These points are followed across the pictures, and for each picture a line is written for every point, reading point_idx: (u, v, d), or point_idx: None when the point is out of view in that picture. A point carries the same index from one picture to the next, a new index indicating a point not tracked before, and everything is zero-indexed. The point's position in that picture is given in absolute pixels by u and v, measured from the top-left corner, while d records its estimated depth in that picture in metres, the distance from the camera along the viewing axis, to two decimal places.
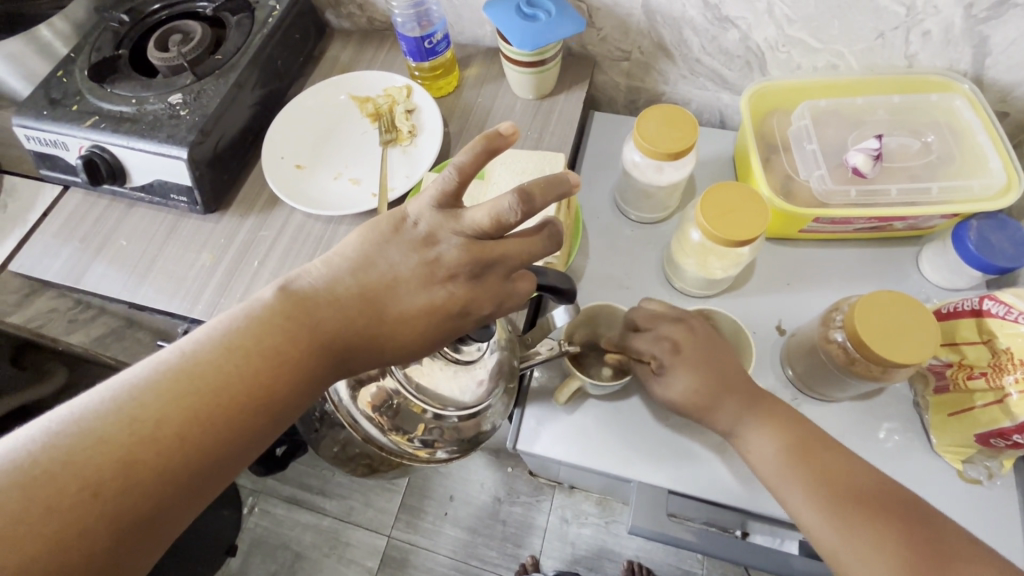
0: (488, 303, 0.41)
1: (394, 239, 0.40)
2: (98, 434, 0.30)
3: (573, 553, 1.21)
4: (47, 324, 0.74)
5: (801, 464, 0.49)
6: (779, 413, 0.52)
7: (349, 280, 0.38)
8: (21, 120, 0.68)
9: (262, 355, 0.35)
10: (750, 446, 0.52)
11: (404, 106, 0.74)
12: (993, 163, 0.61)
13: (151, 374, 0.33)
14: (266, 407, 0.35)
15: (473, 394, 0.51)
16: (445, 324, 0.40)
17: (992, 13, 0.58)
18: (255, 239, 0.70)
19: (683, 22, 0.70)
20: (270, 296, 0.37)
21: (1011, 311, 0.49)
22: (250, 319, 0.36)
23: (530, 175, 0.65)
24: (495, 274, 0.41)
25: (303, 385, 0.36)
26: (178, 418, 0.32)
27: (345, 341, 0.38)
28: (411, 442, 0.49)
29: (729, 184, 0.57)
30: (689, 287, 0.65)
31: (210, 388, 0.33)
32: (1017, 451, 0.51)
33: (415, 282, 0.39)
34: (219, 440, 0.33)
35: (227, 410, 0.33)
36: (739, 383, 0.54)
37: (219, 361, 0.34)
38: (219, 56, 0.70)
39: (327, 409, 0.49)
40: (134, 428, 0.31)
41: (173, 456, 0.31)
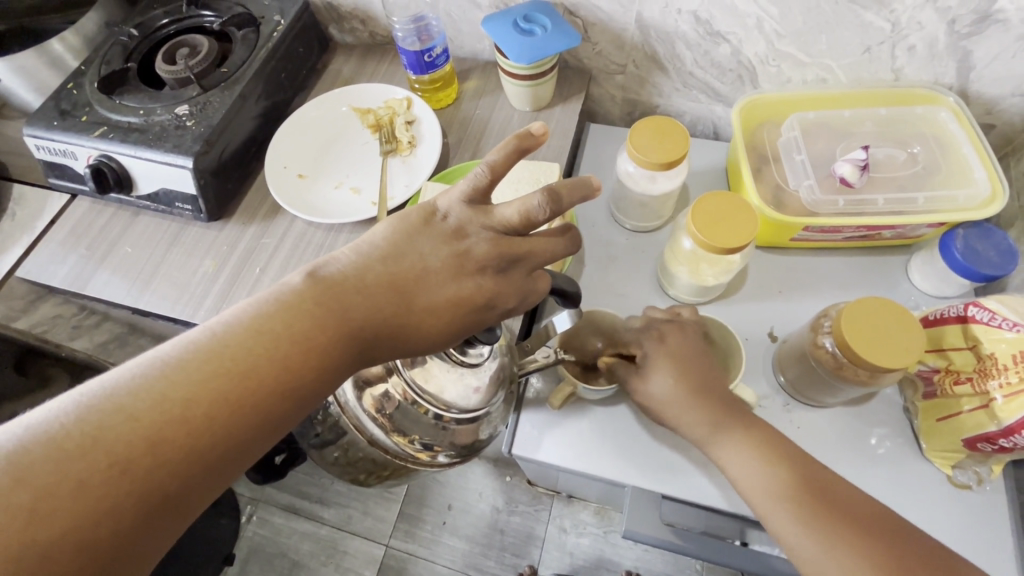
0: (512, 296, 0.44)
1: (424, 231, 0.42)
2: (131, 411, 0.31)
3: (571, 562, 1.21)
4: (52, 329, 0.80)
5: (785, 479, 0.49)
6: (757, 426, 0.53)
7: (377, 269, 0.40)
8: (32, 131, 0.70)
9: (289, 340, 0.36)
10: (725, 455, 0.52)
11: (404, 117, 0.76)
12: (978, 173, 0.63)
13: (182, 353, 0.34)
14: (292, 392, 0.36)
15: (478, 398, 0.51)
16: (469, 315, 0.42)
17: (975, 28, 0.60)
18: (257, 246, 0.71)
19: (675, 36, 0.72)
20: (298, 282, 0.38)
21: (996, 317, 0.50)
22: (279, 303, 0.37)
23: (523, 185, 0.66)
24: (519, 271, 0.44)
25: (328, 371, 0.37)
26: (206, 399, 0.33)
27: (370, 330, 0.39)
28: (413, 445, 0.49)
29: (722, 193, 0.59)
30: (682, 294, 0.66)
31: (238, 371, 0.34)
32: (1004, 456, 0.51)
33: (444, 273, 0.41)
34: (245, 422, 0.34)
35: (255, 394, 0.34)
36: (716, 390, 0.55)
37: (247, 344, 0.35)
38: (225, 68, 0.72)
39: (331, 413, 0.50)
40: (164, 407, 0.32)
41: (201, 436, 0.32)
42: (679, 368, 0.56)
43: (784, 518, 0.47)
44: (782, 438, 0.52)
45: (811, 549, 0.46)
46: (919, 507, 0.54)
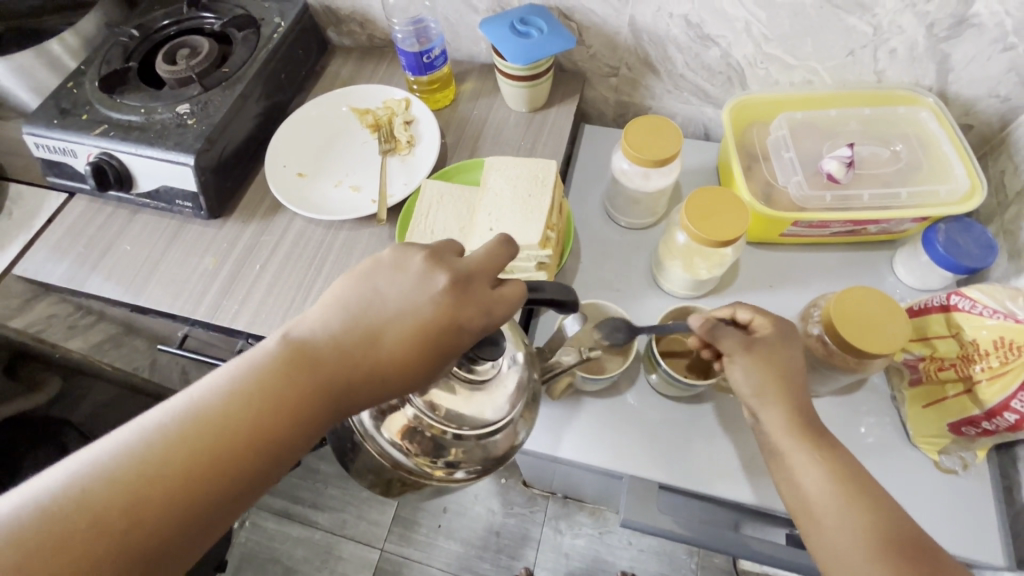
0: (474, 311, 0.41)
1: (374, 271, 0.43)
2: (111, 475, 0.33)
3: (567, 564, 1.22)
4: (47, 329, 0.81)
5: (845, 491, 0.46)
6: (835, 448, 0.49)
7: (344, 320, 0.41)
8: (32, 129, 0.70)
9: (264, 400, 0.37)
10: (795, 465, 0.49)
11: (403, 117, 0.77)
12: (958, 170, 0.63)
13: (163, 420, 0.36)
14: (268, 449, 0.37)
15: (497, 410, 0.47)
16: (437, 342, 0.41)
17: (952, 32, 0.63)
18: (257, 243, 0.72)
19: (667, 39, 0.75)
20: (273, 345, 0.39)
21: (977, 305, 0.52)
22: (255, 365, 0.38)
23: (521, 182, 0.61)
24: (477, 288, 0.43)
25: (304, 427, 0.38)
26: (183, 460, 0.34)
27: (344, 383, 0.39)
28: (436, 466, 0.45)
29: (714, 188, 0.60)
30: (676, 288, 0.68)
31: (215, 432, 0.36)
32: (988, 439, 0.53)
33: (399, 306, 0.41)
34: (223, 480, 0.35)
35: (231, 454, 0.35)
36: (800, 396, 0.51)
37: (224, 406, 0.36)
38: (226, 69, 0.73)
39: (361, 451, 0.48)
40: (143, 469, 0.33)
41: (179, 496, 0.34)
42: (758, 377, 0.51)
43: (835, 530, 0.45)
44: (860, 465, 0.48)
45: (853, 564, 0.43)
46: (909, 491, 0.56)
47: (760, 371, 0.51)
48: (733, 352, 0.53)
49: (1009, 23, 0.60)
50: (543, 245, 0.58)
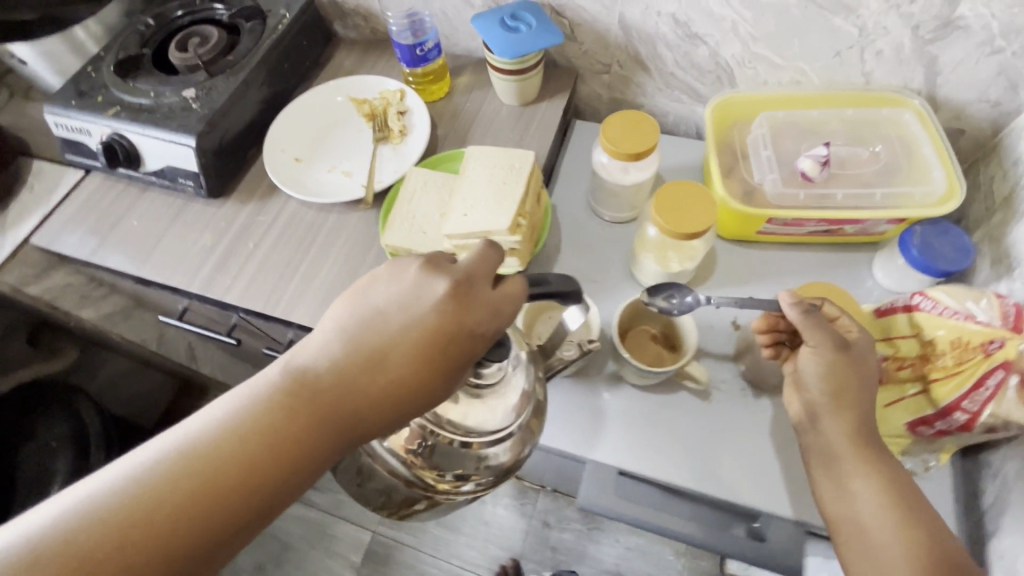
0: (481, 317, 0.41)
1: (371, 290, 0.42)
2: (106, 512, 0.34)
3: (554, 556, 1.25)
4: (62, 298, 0.84)
5: (900, 509, 0.46)
6: (889, 466, 0.48)
7: (340, 344, 0.41)
8: (52, 109, 0.75)
9: (261, 433, 0.38)
10: (850, 483, 0.48)
11: (397, 108, 0.80)
12: (936, 172, 0.64)
13: (160, 455, 0.37)
14: (267, 484, 0.38)
15: (503, 417, 0.48)
16: (443, 355, 0.40)
17: (938, 34, 0.63)
18: (253, 223, 0.76)
19: (656, 37, 0.76)
20: (272, 377, 0.40)
21: (939, 306, 0.52)
22: (253, 399, 0.39)
23: (499, 173, 0.63)
24: (481, 295, 0.42)
25: (302, 460, 0.39)
26: (178, 496, 0.35)
27: (341, 412, 0.40)
28: (441, 476, 0.47)
29: (685, 182, 0.61)
30: (649, 280, 0.69)
31: (212, 468, 0.37)
32: (940, 439, 0.54)
33: (400, 322, 0.41)
34: (218, 516, 0.36)
35: (228, 491, 0.36)
36: (864, 405, 0.50)
37: (221, 441, 0.37)
38: (231, 57, 0.77)
39: (369, 466, 0.49)
40: (138, 506, 0.34)
41: (172, 532, 0.35)
42: (838, 379, 0.49)
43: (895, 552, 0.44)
44: (917, 488, 0.48)
45: None
46: None
47: (841, 375, 0.49)
48: (819, 345, 0.50)
49: (995, 26, 0.60)
50: (512, 232, 0.60)
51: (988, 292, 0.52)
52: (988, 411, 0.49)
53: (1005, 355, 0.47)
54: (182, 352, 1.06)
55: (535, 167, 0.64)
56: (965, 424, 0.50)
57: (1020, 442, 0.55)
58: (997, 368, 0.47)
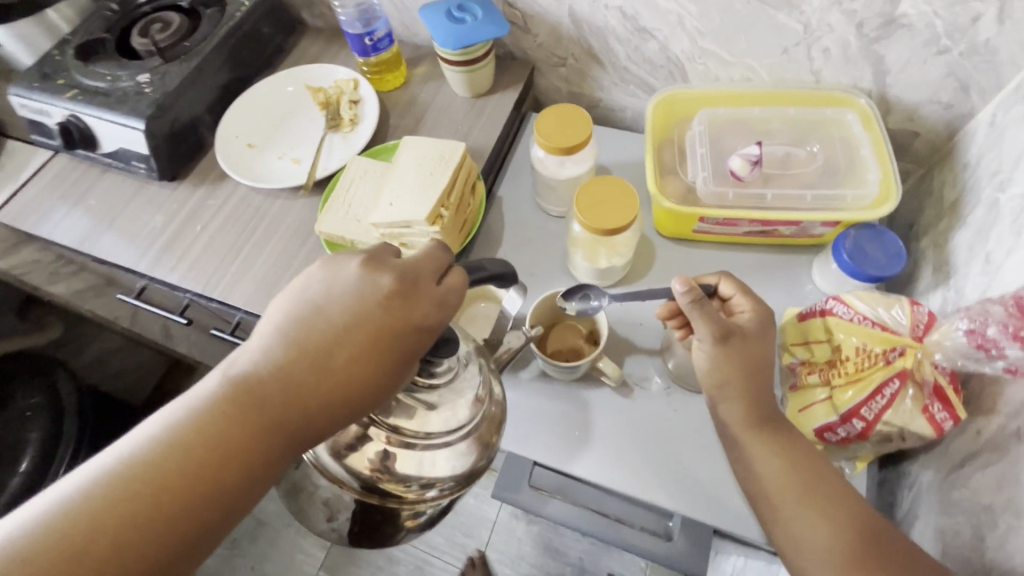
0: (432, 308, 0.39)
1: (310, 291, 0.40)
2: (33, 548, 0.30)
3: (518, 547, 1.27)
4: (31, 273, 0.88)
5: (799, 479, 0.46)
6: (788, 435, 0.49)
7: (284, 347, 0.38)
8: (16, 90, 0.78)
9: (202, 444, 0.35)
10: (750, 459, 0.49)
11: (349, 97, 0.81)
12: (872, 174, 0.65)
13: (87, 481, 0.33)
14: (216, 498, 0.35)
15: (469, 413, 0.40)
16: (394, 350, 0.38)
17: (882, 32, 0.61)
18: (203, 206, 0.77)
19: (606, 30, 0.75)
20: (208, 386, 0.37)
21: (852, 311, 0.52)
22: (190, 410, 0.36)
23: (428, 162, 0.64)
24: (425, 290, 0.40)
25: (254, 467, 0.36)
26: (113, 522, 0.32)
27: (291, 416, 0.37)
28: (407, 491, 0.39)
29: (609, 178, 0.61)
30: (582, 277, 0.69)
31: (149, 488, 0.33)
32: (847, 446, 0.53)
33: (349, 321, 0.39)
34: (164, 538, 0.33)
35: (172, 508, 0.33)
36: (756, 387, 0.50)
37: (157, 458, 0.34)
38: (188, 43, 0.79)
39: (327, 493, 0.40)
40: (70, 538, 0.31)
41: (110, 562, 0.31)
42: (722, 370, 0.50)
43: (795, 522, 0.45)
44: (814, 447, 0.49)
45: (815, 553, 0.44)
46: None
47: (724, 367, 0.50)
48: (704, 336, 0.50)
49: (938, 25, 0.58)
50: (432, 221, 0.61)
51: (902, 299, 0.52)
52: (884, 419, 0.49)
53: (904, 363, 0.49)
54: (155, 332, 1.04)
55: (466, 157, 0.65)
56: (865, 431, 0.50)
57: (935, 454, 0.54)
58: (896, 376, 0.49)
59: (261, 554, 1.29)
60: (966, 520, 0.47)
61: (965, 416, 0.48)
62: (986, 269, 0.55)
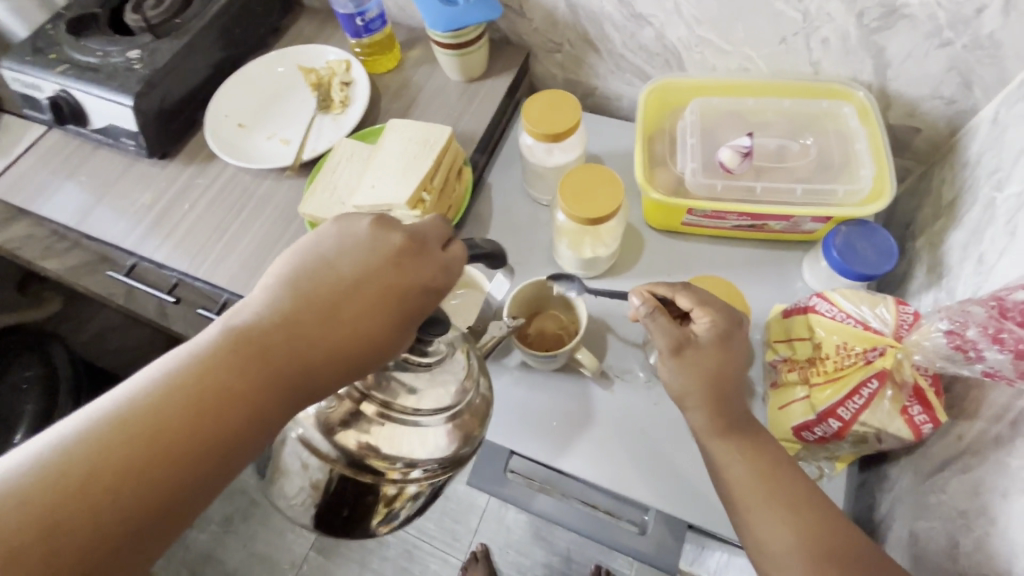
0: (442, 270, 0.37)
1: (320, 245, 0.38)
2: (23, 495, 0.28)
3: (506, 536, 1.27)
4: (25, 247, 0.90)
5: (769, 483, 0.47)
6: (755, 434, 0.49)
7: (292, 298, 0.36)
8: (8, 64, 0.78)
9: (203, 390, 0.32)
10: (717, 464, 0.49)
11: (341, 78, 0.80)
12: (865, 170, 0.63)
13: (81, 425, 0.30)
14: (219, 449, 0.32)
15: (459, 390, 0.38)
16: (404, 309, 0.36)
17: (883, 23, 0.59)
18: (191, 185, 0.77)
19: (602, 16, 0.73)
20: (212, 334, 0.34)
21: (835, 309, 0.51)
22: (191, 356, 0.33)
23: (412, 145, 0.63)
24: (436, 251, 0.38)
25: (258, 419, 0.33)
26: (110, 468, 0.29)
27: (296, 368, 0.34)
28: (392, 467, 0.36)
29: (594, 166, 0.60)
30: (567, 267, 0.68)
31: (148, 434, 0.30)
32: (824, 446, 0.52)
33: (361, 275, 0.36)
34: (163, 488, 0.30)
35: (173, 457, 0.31)
36: (724, 396, 0.49)
37: (156, 403, 0.31)
38: (179, 20, 0.78)
39: (316, 475, 0.36)
40: (61, 484, 0.28)
41: (107, 511, 0.29)
42: (683, 385, 0.49)
43: (766, 526, 0.45)
44: (778, 446, 0.49)
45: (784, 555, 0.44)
46: None
47: (686, 379, 0.49)
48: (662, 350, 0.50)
49: (941, 16, 0.56)
50: (414, 204, 0.61)
51: (888, 298, 0.51)
52: (861, 419, 0.48)
53: (884, 363, 0.48)
54: (150, 310, 1.04)
55: (452, 141, 0.64)
56: (841, 431, 0.50)
57: (916, 458, 0.53)
58: (874, 376, 0.48)
59: (252, 534, 1.31)
60: (942, 525, 0.46)
61: (945, 419, 0.47)
62: (979, 269, 0.54)
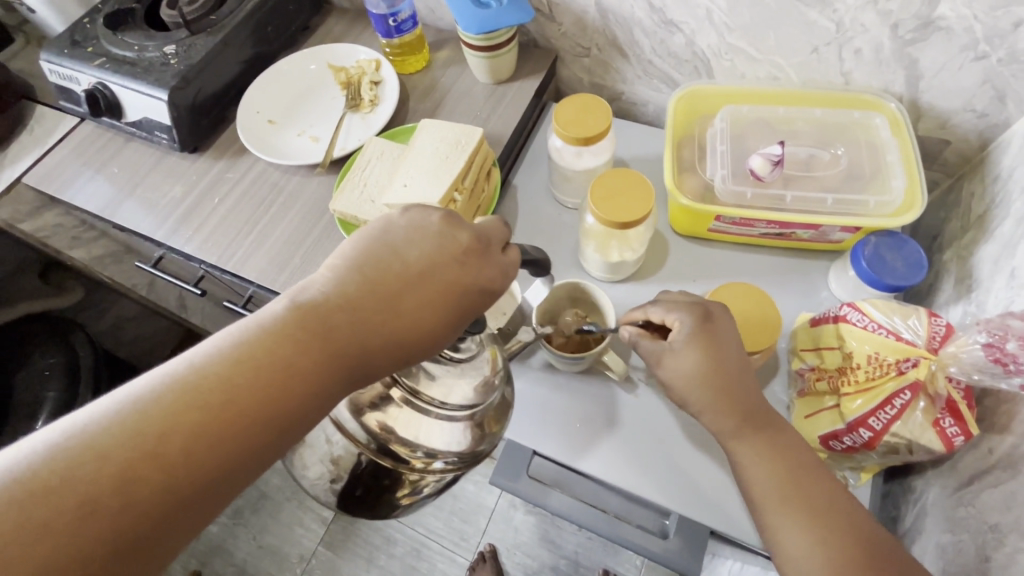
0: (497, 274, 0.39)
1: (385, 236, 0.40)
2: (101, 449, 0.30)
3: (515, 537, 1.27)
4: (53, 237, 0.88)
5: (792, 482, 0.47)
6: (776, 430, 0.49)
7: (356, 284, 0.38)
8: (47, 56, 0.80)
9: (270, 366, 0.35)
10: (738, 461, 0.49)
11: (371, 77, 0.81)
12: (897, 181, 0.63)
13: (157, 388, 0.33)
14: (278, 423, 0.34)
15: (482, 389, 0.39)
16: (458, 306, 0.38)
17: (918, 35, 0.59)
18: (221, 179, 0.78)
19: (632, 22, 0.74)
20: (280, 311, 0.37)
21: (866, 319, 0.51)
22: (261, 332, 0.36)
23: (446, 145, 0.64)
24: (494, 254, 0.40)
25: (315, 399, 0.35)
26: (182, 431, 0.32)
27: (356, 352, 0.37)
28: (412, 454, 0.36)
29: (624, 170, 0.61)
30: (593, 270, 0.68)
31: (218, 402, 0.33)
32: (851, 456, 0.52)
33: (422, 269, 0.39)
34: (228, 454, 0.33)
35: (239, 426, 0.33)
36: (740, 392, 0.50)
37: (227, 373, 0.34)
38: (214, 16, 0.80)
39: (339, 450, 0.37)
40: (137, 443, 0.31)
41: (177, 471, 0.31)
42: (696, 375, 0.50)
43: (787, 524, 0.45)
44: (806, 446, 0.48)
45: (801, 552, 0.44)
46: None
47: (700, 369, 0.50)
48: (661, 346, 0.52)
49: (978, 29, 0.56)
50: (445, 203, 0.61)
51: (920, 309, 0.51)
52: (892, 430, 0.49)
53: (917, 375, 0.48)
54: (172, 302, 1.06)
55: (484, 142, 0.65)
56: (870, 441, 0.50)
57: (942, 470, 0.53)
58: (908, 388, 0.48)
59: (262, 526, 1.32)
60: (970, 538, 0.46)
61: (977, 431, 0.47)
62: (1011, 284, 0.54)
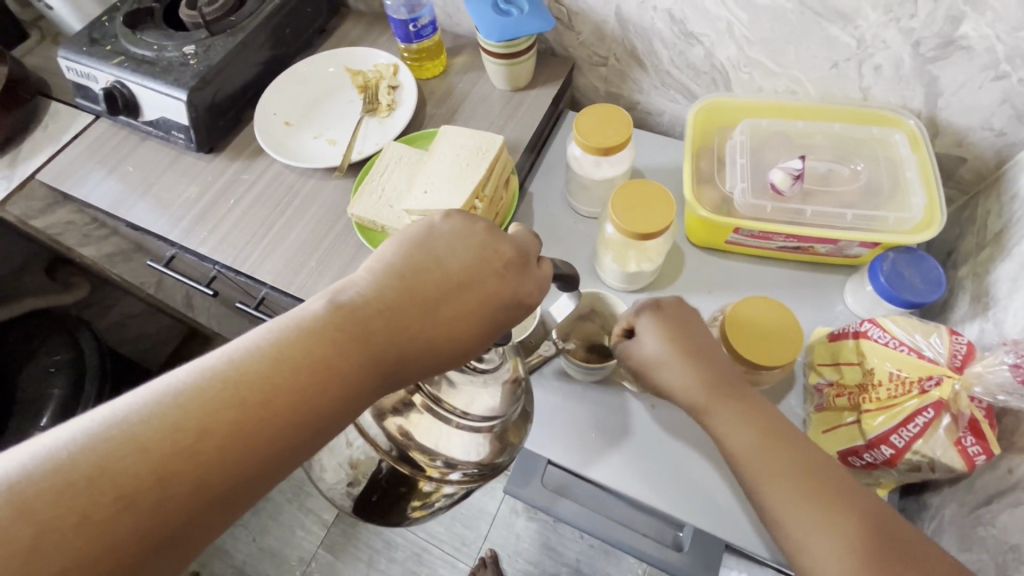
0: (534, 289, 0.41)
1: (427, 242, 0.41)
2: (138, 441, 0.30)
3: (516, 544, 1.27)
4: (63, 233, 0.88)
5: (775, 443, 0.46)
6: (750, 397, 0.49)
7: (397, 287, 0.39)
8: (65, 53, 0.79)
9: (310, 366, 0.35)
10: (718, 428, 0.49)
11: (388, 82, 0.81)
12: (917, 198, 0.63)
13: (195, 381, 0.33)
14: (314, 423, 0.34)
15: (502, 400, 0.39)
16: (494, 317, 0.39)
17: (939, 53, 0.59)
18: (237, 180, 0.78)
19: (651, 33, 0.74)
20: (320, 310, 0.37)
21: (887, 335, 0.51)
22: (301, 331, 0.36)
23: (466, 152, 0.64)
24: (531, 268, 0.42)
25: (350, 403, 0.35)
26: (222, 427, 0.32)
27: (394, 356, 0.37)
28: (430, 462, 0.36)
29: (645, 181, 0.61)
30: (610, 280, 0.68)
31: (255, 399, 0.33)
32: (870, 472, 0.53)
33: (462, 277, 0.40)
34: (264, 452, 0.33)
35: (276, 424, 0.33)
36: (708, 363, 0.51)
37: (267, 370, 0.34)
38: (233, 18, 0.80)
39: (358, 455, 0.37)
40: (175, 436, 0.31)
41: (213, 466, 0.31)
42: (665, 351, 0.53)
43: (774, 488, 0.44)
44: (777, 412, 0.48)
45: (789, 514, 0.43)
46: None
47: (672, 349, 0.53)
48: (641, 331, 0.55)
49: (999, 49, 0.56)
50: (467, 211, 0.61)
51: (941, 327, 0.51)
52: (914, 447, 0.48)
53: (941, 394, 0.48)
54: (179, 301, 1.05)
55: (504, 150, 0.65)
56: (892, 458, 0.50)
57: (959, 488, 0.52)
58: (931, 406, 0.48)
59: (262, 528, 1.31)
60: (989, 558, 0.46)
61: (997, 451, 0.48)
62: None
